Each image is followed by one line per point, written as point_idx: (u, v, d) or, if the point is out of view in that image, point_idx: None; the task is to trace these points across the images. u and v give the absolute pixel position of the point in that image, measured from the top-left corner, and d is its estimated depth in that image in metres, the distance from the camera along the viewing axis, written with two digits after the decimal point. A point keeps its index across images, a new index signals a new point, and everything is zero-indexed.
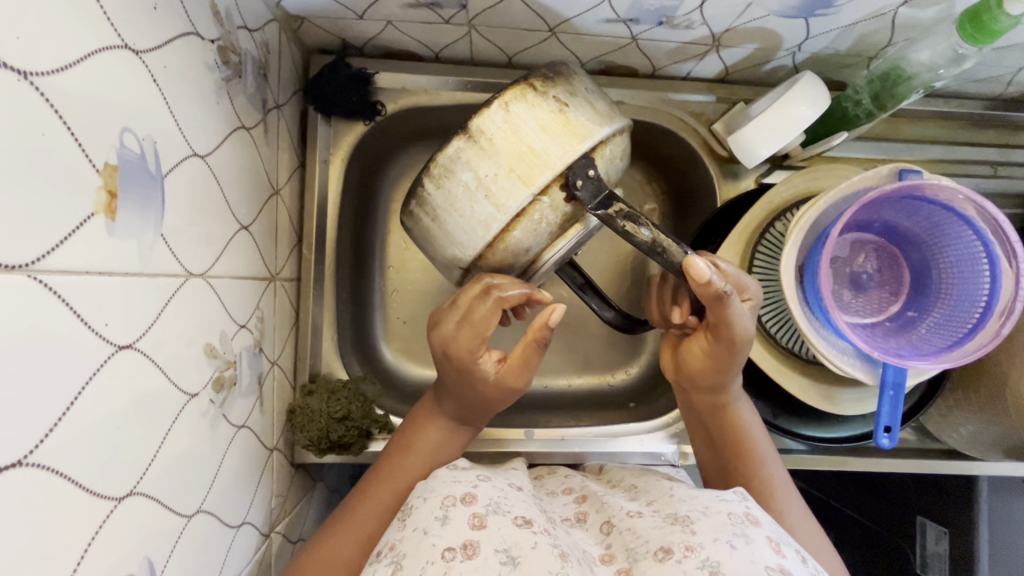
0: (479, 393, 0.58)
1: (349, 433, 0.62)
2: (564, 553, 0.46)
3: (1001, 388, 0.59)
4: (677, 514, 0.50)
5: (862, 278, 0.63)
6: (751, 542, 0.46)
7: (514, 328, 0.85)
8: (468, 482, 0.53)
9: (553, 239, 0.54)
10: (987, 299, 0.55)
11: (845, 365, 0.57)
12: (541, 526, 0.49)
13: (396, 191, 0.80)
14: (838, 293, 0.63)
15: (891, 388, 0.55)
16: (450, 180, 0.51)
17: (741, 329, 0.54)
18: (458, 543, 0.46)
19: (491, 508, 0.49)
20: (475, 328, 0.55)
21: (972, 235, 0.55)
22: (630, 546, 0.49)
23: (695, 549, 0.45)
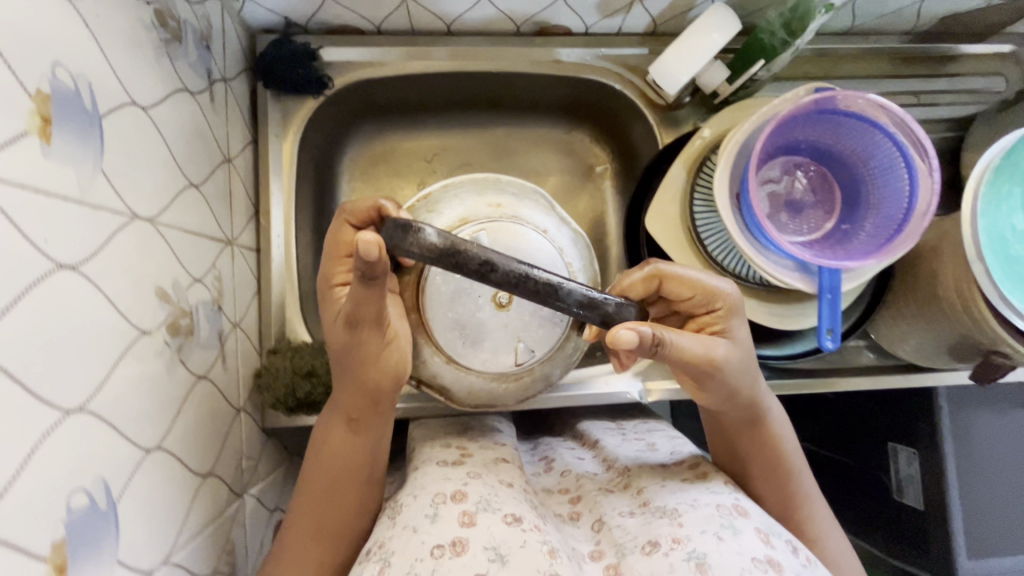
0: (344, 335, 0.57)
1: (316, 390, 0.63)
2: (552, 550, 0.50)
3: (933, 288, 0.61)
4: (665, 506, 0.55)
5: (798, 199, 0.66)
6: (738, 534, 0.50)
7: None
8: (458, 480, 0.58)
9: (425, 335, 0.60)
10: (909, 200, 0.58)
11: (786, 276, 0.59)
12: (531, 523, 0.53)
13: (354, 168, 0.83)
14: (777, 217, 0.66)
15: (828, 292, 0.58)
16: None
17: (688, 354, 0.54)
18: (447, 541, 0.50)
19: (481, 506, 0.53)
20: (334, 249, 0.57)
21: (888, 141, 0.58)
22: (618, 541, 0.53)
23: (682, 541, 0.50)
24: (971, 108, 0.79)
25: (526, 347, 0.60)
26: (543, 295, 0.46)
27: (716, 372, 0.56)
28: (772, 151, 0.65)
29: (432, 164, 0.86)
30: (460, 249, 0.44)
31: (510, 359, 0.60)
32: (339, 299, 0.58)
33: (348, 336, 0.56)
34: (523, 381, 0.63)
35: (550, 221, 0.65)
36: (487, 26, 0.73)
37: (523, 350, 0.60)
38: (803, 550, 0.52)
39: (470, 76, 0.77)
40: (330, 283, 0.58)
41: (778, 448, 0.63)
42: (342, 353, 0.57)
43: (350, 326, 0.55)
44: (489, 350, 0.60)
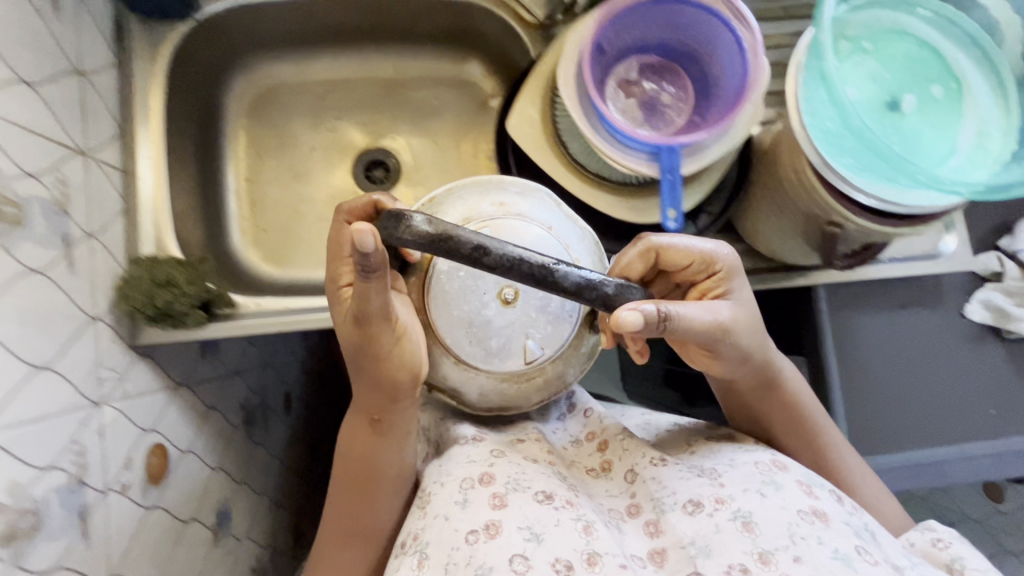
0: (353, 339, 0.61)
1: (177, 300, 0.64)
2: (588, 526, 0.54)
3: (778, 169, 0.62)
4: (704, 466, 0.58)
5: (654, 97, 0.67)
6: (782, 488, 0.53)
7: None
8: (483, 462, 0.61)
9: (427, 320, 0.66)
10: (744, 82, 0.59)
11: (632, 163, 0.60)
12: (563, 499, 0.57)
13: (242, 104, 0.87)
14: (635, 113, 0.67)
15: (668, 173, 0.59)
16: None
17: (697, 327, 0.55)
18: (481, 525, 0.54)
19: (511, 486, 0.57)
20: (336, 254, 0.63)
21: (721, 26, 0.60)
22: (654, 496, 0.57)
23: (726, 499, 0.53)
24: None
25: (535, 344, 0.67)
26: (540, 278, 0.53)
27: (725, 335, 0.57)
28: (623, 50, 0.66)
29: (324, 100, 0.90)
30: (452, 237, 0.51)
31: (520, 357, 0.66)
32: (347, 295, 0.62)
33: (360, 333, 0.59)
34: (535, 378, 0.69)
35: (553, 215, 0.66)
36: None
37: (533, 347, 0.67)
38: (848, 499, 0.55)
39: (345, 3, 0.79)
40: (336, 284, 0.63)
41: (796, 405, 0.65)
42: (357, 355, 0.62)
43: (355, 329, 0.59)
44: (501, 344, 0.66)
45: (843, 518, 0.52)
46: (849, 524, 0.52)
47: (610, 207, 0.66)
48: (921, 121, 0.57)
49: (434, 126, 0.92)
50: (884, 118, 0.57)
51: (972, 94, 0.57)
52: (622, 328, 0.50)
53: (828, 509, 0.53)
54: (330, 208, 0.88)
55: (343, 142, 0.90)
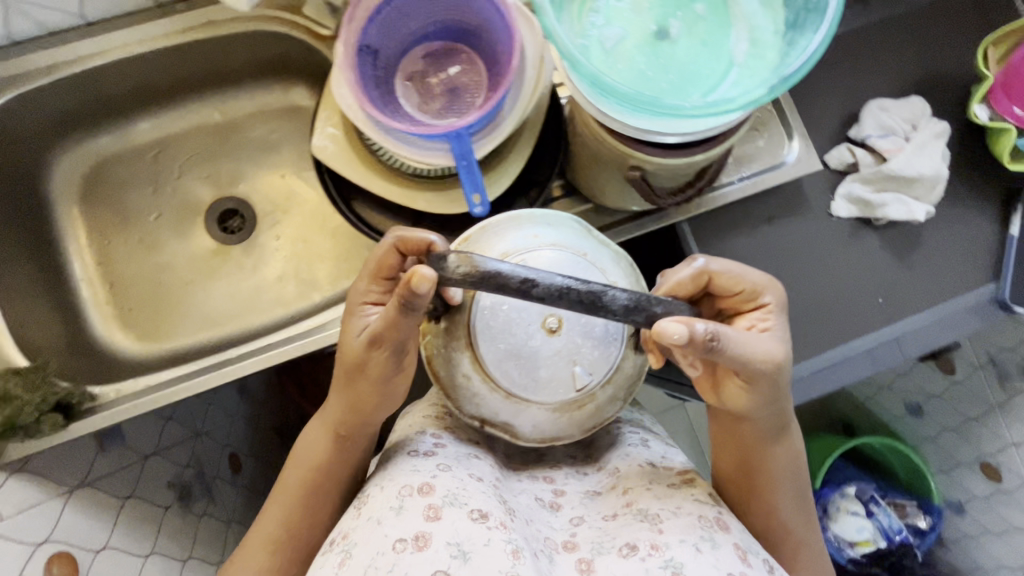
0: (357, 358, 0.60)
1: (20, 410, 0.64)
2: (517, 550, 0.49)
3: (580, 124, 0.61)
4: (647, 510, 0.57)
5: (446, 83, 0.65)
6: (715, 547, 0.52)
7: (241, 274, 0.87)
8: (427, 472, 0.57)
9: (474, 368, 0.61)
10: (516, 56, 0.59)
11: (427, 158, 0.59)
12: (496, 520, 0.51)
13: (71, 188, 0.84)
14: (431, 105, 0.65)
15: (461, 160, 0.57)
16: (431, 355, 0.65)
17: (757, 355, 0.54)
18: (410, 535, 0.49)
19: (448, 500, 0.52)
20: (372, 271, 0.61)
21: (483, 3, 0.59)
22: (596, 540, 0.55)
23: (659, 547, 0.51)
24: None
25: (583, 370, 0.61)
26: (589, 303, 0.49)
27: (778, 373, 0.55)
28: (402, 45, 0.64)
29: (157, 161, 0.88)
30: (504, 271, 0.47)
31: (567, 384, 0.61)
32: (365, 316, 0.61)
33: (362, 359, 0.59)
34: (586, 407, 0.63)
35: (586, 242, 0.62)
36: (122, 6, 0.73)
37: (580, 374, 0.61)
38: (782, 571, 0.53)
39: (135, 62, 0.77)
40: (360, 300, 0.61)
41: (775, 477, 0.62)
42: (353, 368, 0.60)
43: (384, 355, 0.59)
44: (544, 374, 0.61)
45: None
46: None
47: (430, 203, 0.64)
48: (694, 43, 0.56)
49: (278, 160, 0.90)
50: (656, 50, 0.56)
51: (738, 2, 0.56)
52: (664, 339, 0.48)
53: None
54: (193, 269, 0.87)
55: (191, 200, 0.88)
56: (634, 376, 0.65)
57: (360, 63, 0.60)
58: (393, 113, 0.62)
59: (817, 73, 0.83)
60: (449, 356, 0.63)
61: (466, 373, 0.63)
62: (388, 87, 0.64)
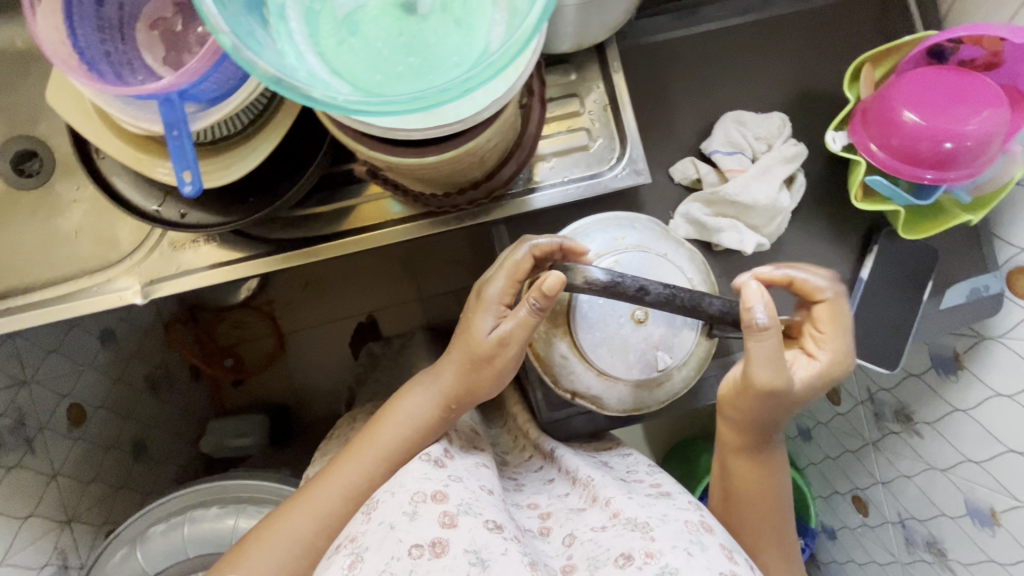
0: (485, 352, 0.60)
1: None
2: (532, 561, 0.50)
3: None
4: (636, 518, 0.56)
5: (196, 35, 0.56)
6: (706, 549, 0.52)
7: (33, 227, 0.80)
8: (439, 481, 0.56)
9: (570, 345, 0.59)
10: None
11: (143, 121, 0.51)
12: (510, 532, 0.52)
13: None
14: (173, 56, 0.56)
15: (172, 129, 0.50)
16: (541, 344, 0.61)
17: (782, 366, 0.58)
18: (427, 541, 0.49)
19: (463, 508, 0.53)
20: (512, 273, 0.60)
21: None
22: (591, 554, 0.53)
23: (654, 555, 0.50)
24: None
25: (665, 355, 0.58)
26: (687, 307, 0.51)
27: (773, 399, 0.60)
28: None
29: None
30: (623, 278, 0.49)
31: (651, 365, 0.58)
32: (482, 319, 0.60)
33: (491, 353, 0.60)
34: (664, 386, 0.61)
35: (666, 244, 0.63)
36: None
37: (663, 358, 0.58)
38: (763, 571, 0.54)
39: None
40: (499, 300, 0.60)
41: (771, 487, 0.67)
42: (480, 360, 0.60)
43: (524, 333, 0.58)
44: (633, 354, 0.58)
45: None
46: None
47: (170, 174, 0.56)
48: (444, 22, 0.47)
49: None
50: (398, 28, 0.47)
51: None
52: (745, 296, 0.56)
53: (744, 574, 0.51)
54: None
55: None
56: (703, 363, 0.62)
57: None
58: (119, 64, 0.54)
59: (678, 77, 0.75)
60: (549, 339, 0.60)
61: (564, 355, 0.60)
62: (122, 33, 0.55)
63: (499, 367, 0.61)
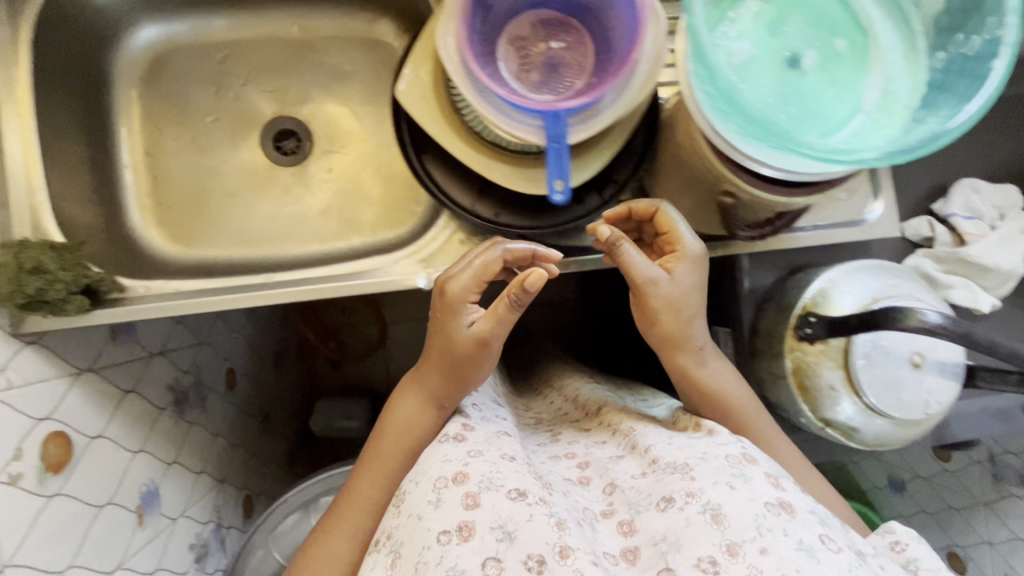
0: (466, 350, 0.59)
1: (52, 288, 0.60)
2: (561, 521, 0.46)
3: (678, 141, 0.59)
4: (676, 461, 0.51)
5: (547, 53, 0.62)
6: (751, 480, 0.47)
7: (286, 200, 0.85)
8: (459, 459, 0.52)
9: (848, 378, 0.64)
10: (635, 37, 0.55)
11: (518, 130, 0.56)
12: (536, 496, 0.48)
13: (130, 76, 0.80)
14: (527, 72, 0.62)
15: (553, 141, 0.55)
16: (809, 375, 0.66)
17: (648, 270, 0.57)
18: (454, 525, 0.47)
19: (484, 484, 0.49)
20: (477, 275, 0.59)
21: None
22: (631, 501, 0.50)
23: (697, 495, 0.47)
24: None
25: (932, 401, 0.63)
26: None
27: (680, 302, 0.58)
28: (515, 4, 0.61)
29: (225, 64, 0.83)
30: (973, 330, 0.50)
31: (919, 408, 0.63)
32: (456, 320, 0.59)
33: (473, 350, 0.58)
34: (917, 427, 0.66)
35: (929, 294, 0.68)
36: None
37: (931, 402, 0.63)
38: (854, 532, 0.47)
39: None
40: (466, 301, 0.59)
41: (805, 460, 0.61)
42: (462, 362, 0.59)
43: (466, 347, 0.59)
44: (905, 396, 0.63)
45: (808, 507, 0.46)
46: (816, 513, 0.46)
47: (506, 177, 0.62)
48: (825, 80, 0.53)
49: (347, 92, 0.86)
50: (784, 79, 0.52)
51: (878, 42, 0.52)
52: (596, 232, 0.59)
53: (796, 499, 0.47)
54: (238, 181, 0.84)
55: (248, 111, 0.84)
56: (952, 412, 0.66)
57: (472, 14, 0.58)
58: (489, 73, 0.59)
59: None
60: (820, 371, 0.65)
61: (834, 388, 0.65)
62: (489, 46, 0.61)
63: (478, 356, 0.59)
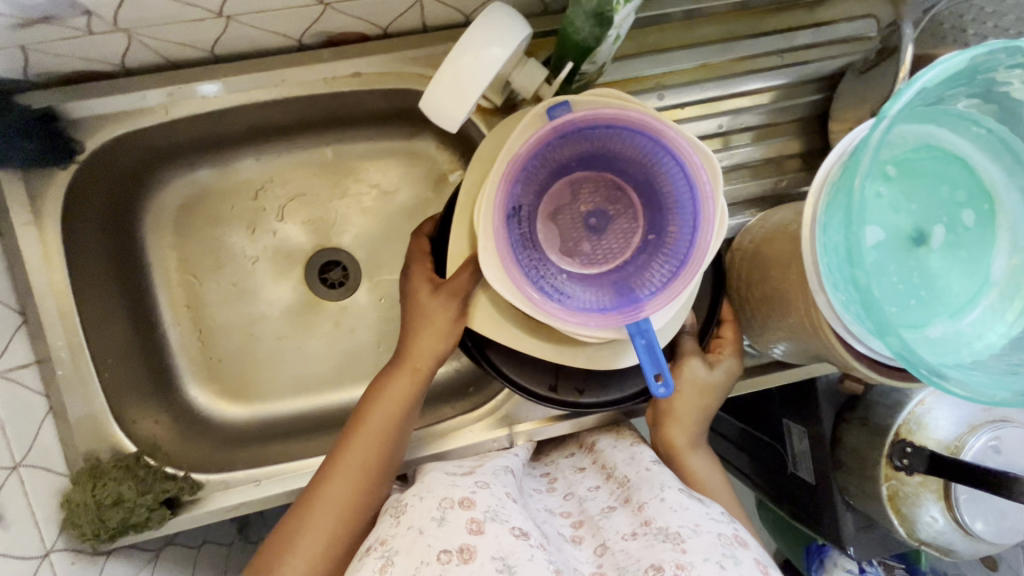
0: (427, 311, 0.59)
1: (134, 514, 0.57)
2: (558, 570, 0.47)
3: (788, 307, 0.56)
4: (667, 527, 0.50)
5: (591, 219, 0.59)
6: (740, 563, 0.46)
7: (339, 338, 0.79)
8: (467, 487, 0.53)
9: (949, 507, 0.65)
10: (693, 195, 0.53)
11: (596, 329, 0.52)
12: (538, 540, 0.49)
13: (159, 227, 0.74)
14: (580, 246, 0.58)
15: (641, 336, 0.52)
16: (906, 502, 0.66)
17: (694, 361, 0.62)
18: (455, 546, 0.47)
19: (490, 515, 0.50)
20: (419, 261, 0.63)
21: (644, 138, 0.54)
22: (622, 565, 0.50)
23: (686, 568, 0.46)
24: (839, 61, 0.72)
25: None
26: None
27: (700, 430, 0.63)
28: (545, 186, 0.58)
29: (259, 199, 0.77)
30: None
31: (1017, 529, 0.65)
32: (415, 296, 0.61)
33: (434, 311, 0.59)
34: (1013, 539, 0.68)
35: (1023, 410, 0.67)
36: (256, 44, 0.60)
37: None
38: None
39: (264, 105, 0.65)
40: (413, 284, 0.62)
41: None
42: (427, 317, 0.59)
43: (449, 295, 0.58)
44: (1005, 519, 0.65)
45: None
46: None
47: (593, 359, 0.57)
48: (951, 256, 0.49)
49: (392, 212, 0.80)
50: (908, 258, 0.49)
51: (1005, 210, 0.48)
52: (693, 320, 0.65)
53: None
54: (286, 323, 0.78)
55: (290, 246, 0.78)
56: None
57: (507, 225, 0.54)
58: (543, 268, 0.56)
59: None
60: (918, 498, 0.66)
61: (933, 515, 0.66)
62: (535, 234, 0.57)
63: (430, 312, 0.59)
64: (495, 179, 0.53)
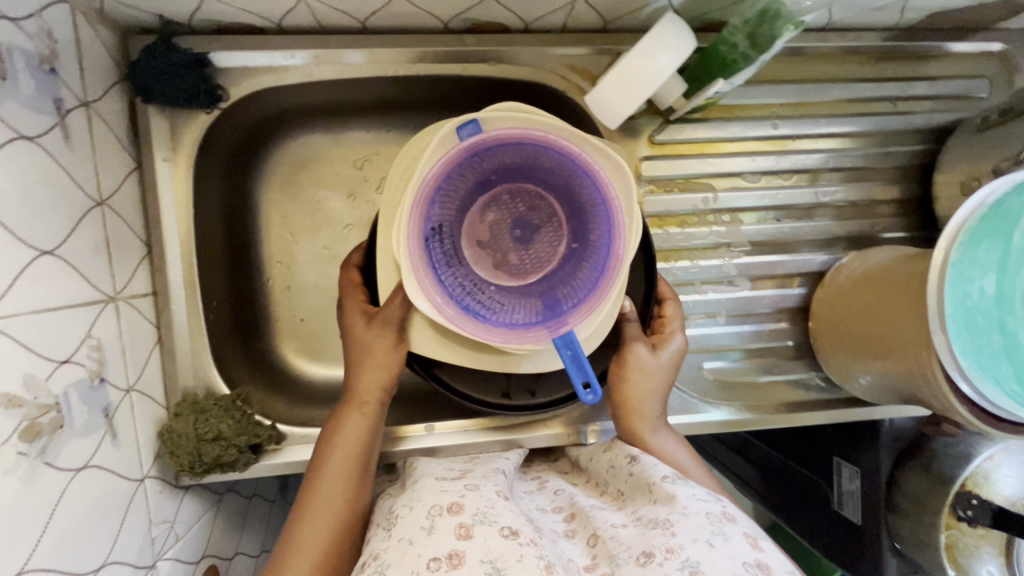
0: (367, 346, 0.58)
1: (227, 452, 0.59)
2: (550, 564, 0.43)
3: (890, 341, 0.57)
4: (658, 516, 0.47)
5: (517, 230, 0.60)
6: (730, 539, 0.44)
7: None
8: (456, 491, 0.51)
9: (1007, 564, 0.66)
10: (608, 206, 0.54)
11: (528, 342, 0.53)
12: (528, 537, 0.46)
13: (266, 182, 0.76)
14: (508, 258, 0.60)
15: (568, 348, 0.52)
16: (963, 553, 0.67)
17: (637, 348, 0.61)
18: (443, 553, 0.44)
19: (478, 518, 0.47)
20: (354, 294, 0.61)
21: (556, 151, 0.55)
22: (613, 552, 0.46)
23: (676, 551, 0.43)
24: (949, 116, 0.75)
25: None
26: None
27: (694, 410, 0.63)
28: (464, 200, 0.57)
29: (363, 170, 0.78)
30: None
31: None
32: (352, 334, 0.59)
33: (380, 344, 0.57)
34: None
35: None
36: (407, 22, 0.62)
37: None
38: None
39: (397, 79, 0.68)
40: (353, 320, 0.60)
41: None
42: (368, 351, 0.58)
43: (382, 324, 0.57)
44: None
45: (787, 568, 0.43)
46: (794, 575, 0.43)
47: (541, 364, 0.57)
48: None
49: None
50: None
51: None
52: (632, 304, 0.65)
53: (773, 561, 0.43)
54: None
55: None
56: None
57: (427, 245, 0.54)
58: (472, 284, 0.56)
59: None
60: (976, 549, 0.67)
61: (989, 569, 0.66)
62: (459, 251, 0.57)
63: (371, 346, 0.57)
64: (408, 205, 0.52)
